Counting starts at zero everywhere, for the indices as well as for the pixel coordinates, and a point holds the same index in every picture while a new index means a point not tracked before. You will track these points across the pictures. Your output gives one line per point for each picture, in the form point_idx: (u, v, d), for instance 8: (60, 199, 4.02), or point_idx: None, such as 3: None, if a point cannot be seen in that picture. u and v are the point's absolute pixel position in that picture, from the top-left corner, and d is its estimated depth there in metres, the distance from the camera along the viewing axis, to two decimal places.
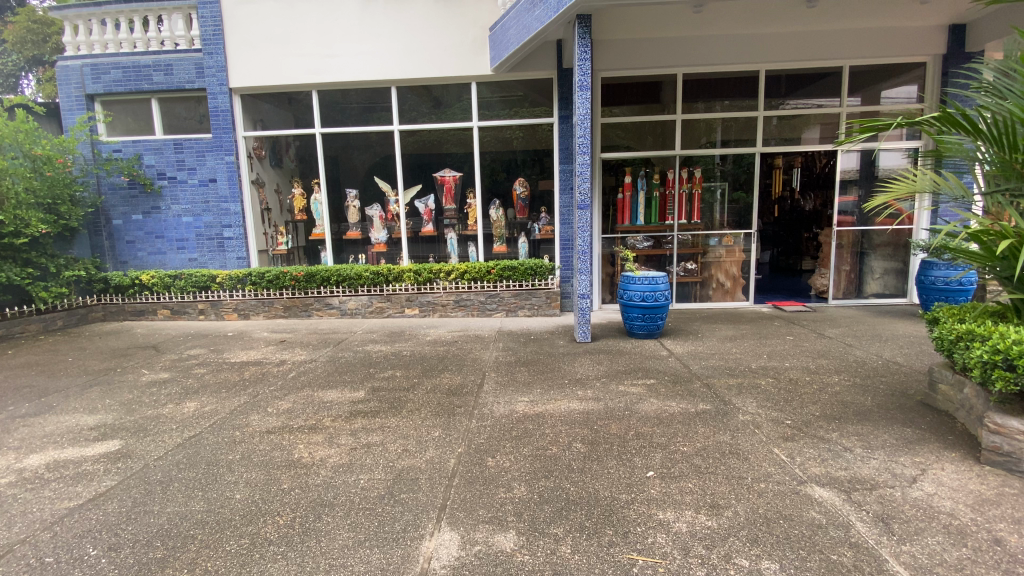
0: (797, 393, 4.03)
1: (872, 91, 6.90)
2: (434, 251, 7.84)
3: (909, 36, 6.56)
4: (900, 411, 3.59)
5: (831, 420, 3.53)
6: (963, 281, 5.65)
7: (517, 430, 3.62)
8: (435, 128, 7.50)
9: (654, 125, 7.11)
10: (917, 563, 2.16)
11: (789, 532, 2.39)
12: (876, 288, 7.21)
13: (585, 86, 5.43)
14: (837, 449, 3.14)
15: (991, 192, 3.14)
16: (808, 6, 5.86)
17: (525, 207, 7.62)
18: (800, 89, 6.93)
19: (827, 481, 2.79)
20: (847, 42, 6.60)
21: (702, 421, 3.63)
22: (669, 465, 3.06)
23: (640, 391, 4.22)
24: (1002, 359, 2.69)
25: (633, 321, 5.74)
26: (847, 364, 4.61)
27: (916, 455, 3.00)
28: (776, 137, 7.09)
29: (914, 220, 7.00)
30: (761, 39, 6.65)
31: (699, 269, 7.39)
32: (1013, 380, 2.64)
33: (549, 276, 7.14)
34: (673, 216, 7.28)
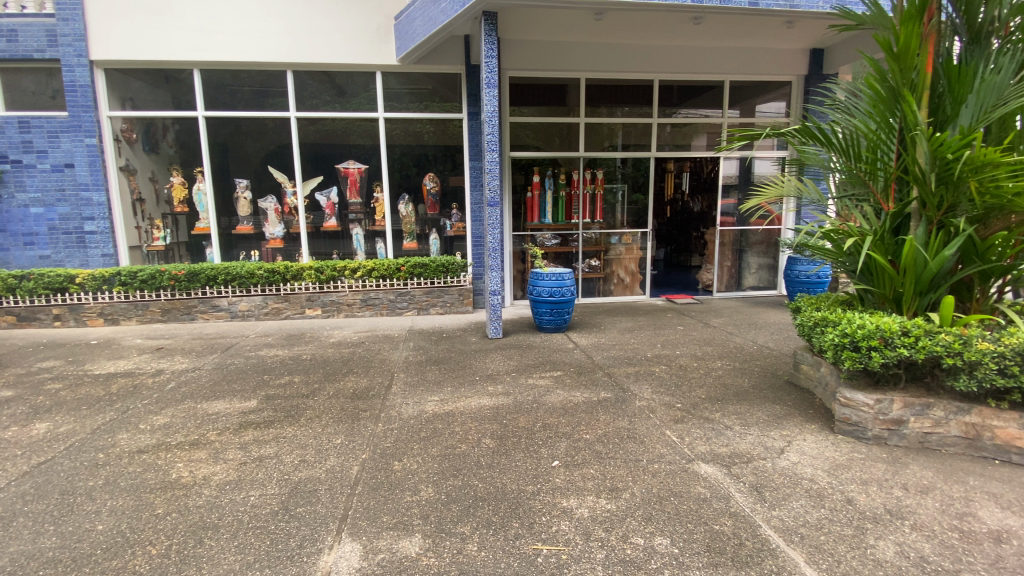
0: (686, 378, 4.36)
1: (749, 105, 7.69)
2: (338, 247, 7.43)
3: (776, 57, 7.39)
4: (771, 391, 4.03)
5: (714, 401, 3.87)
6: (820, 274, 6.48)
7: (425, 431, 3.53)
8: (338, 117, 7.09)
9: (561, 127, 7.33)
10: (784, 526, 2.42)
11: (678, 508, 2.57)
12: (752, 281, 8.05)
13: (492, 84, 5.43)
14: (719, 427, 3.44)
15: (840, 197, 3.62)
16: (695, 24, 6.37)
17: (435, 203, 7.46)
18: (689, 100, 7.56)
19: (711, 457, 3.05)
20: (728, 59, 7.29)
21: (604, 408, 3.80)
22: (573, 453, 3.16)
23: (548, 383, 4.33)
24: (849, 341, 3.08)
25: (541, 316, 5.88)
26: (729, 350, 5.08)
27: (783, 429, 3.37)
28: (670, 143, 7.64)
29: (782, 221, 7.91)
30: (656, 50, 7.10)
31: (601, 266, 7.75)
32: (858, 359, 3.03)
33: (461, 273, 7.07)
34: (579, 215, 7.55)
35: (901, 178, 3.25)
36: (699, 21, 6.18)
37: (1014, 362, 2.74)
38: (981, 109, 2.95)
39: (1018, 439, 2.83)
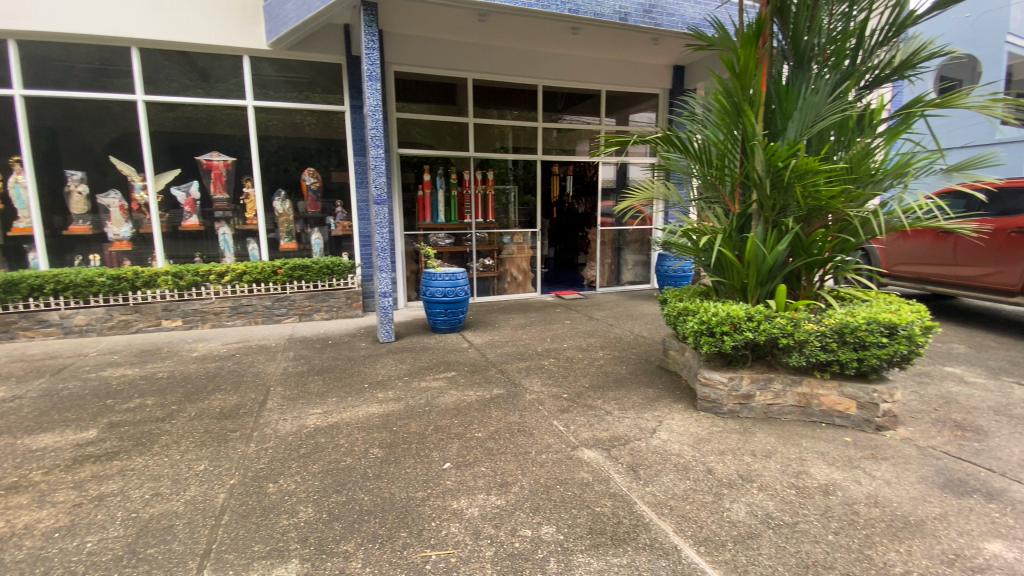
0: (572, 369, 4.58)
1: (624, 114, 8.30)
2: (201, 249, 6.64)
3: (645, 71, 8.06)
4: (646, 376, 4.38)
5: (597, 389, 4.11)
6: (685, 269, 7.20)
7: (305, 447, 3.28)
8: (200, 103, 6.34)
9: (452, 126, 7.28)
10: (656, 500, 2.64)
11: (564, 495, 2.67)
12: (630, 277, 8.71)
13: (374, 77, 5.21)
14: (600, 414, 3.65)
15: (697, 200, 4.07)
16: (574, 34, 6.70)
17: (316, 199, 6.94)
18: (572, 106, 7.97)
19: (594, 443, 3.22)
20: (604, 69, 7.81)
21: (496, 405, 3.84)
22: (464, 453, 3.14)
23: (440, 385, 4.26)
24: (706, 327, 3.46)
25: (435, 317, 5.79)
26: (610, 341, 5.43)
27: (656, 410, 3.68)
28: (557, 148, 8.01)
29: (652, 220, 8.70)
30: (540, 56, 7.37)
31: (495, 265, 7.84)
32: (713, 342, 3.43)
33: (347, 274, 6.69)
34: (471, 215, 7.56)
35: (744, 183, 3.69)
36: (578, 31, 6.52)
37: (832, 340, 3.23)
38: (804, 124, 3.45)
39: (838, 404, 3.33)
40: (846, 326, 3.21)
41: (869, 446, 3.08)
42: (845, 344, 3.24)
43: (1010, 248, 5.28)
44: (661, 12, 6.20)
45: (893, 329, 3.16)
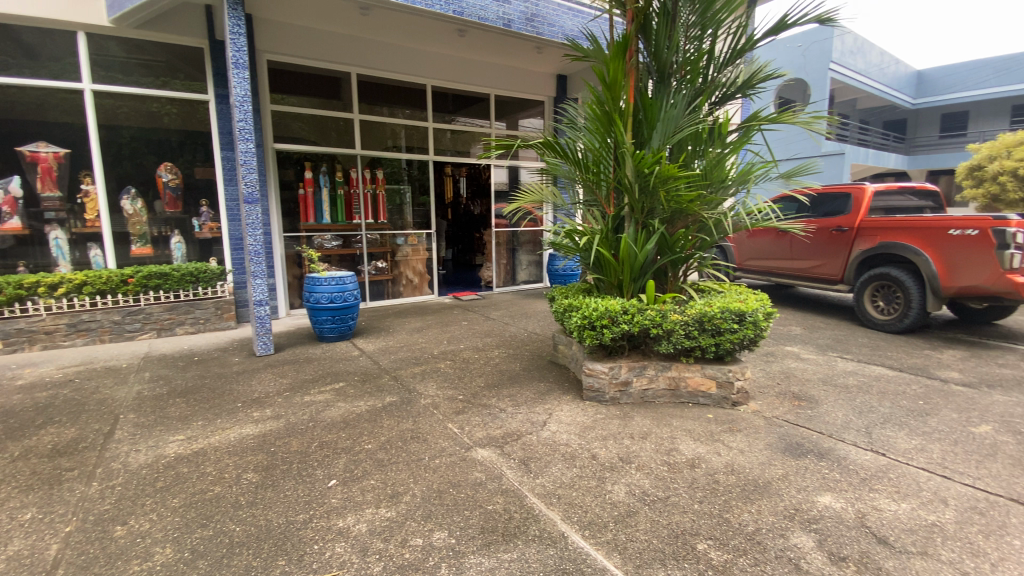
0: (467, 370, 4.59)
1: (514, 118, 8.53)
2: (27, 257, 5.60)
3: (531, 78, 8.34)
4: (538, 371, 4.53)
5: (491, 388, 4.16)
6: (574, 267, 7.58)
7: (164, 480, 2.90)
8: (21, 84, 5.33)
9: (336, 122, 6.91)
10: (545, 491, 2.73)
11: (457, 499, 2.66)
12: (525, 276, 8.96)
13: (241, 65, 4.77)
14: (494, 412, 3.70)
15: (578, 203, 4.34)
16: (460, 37, 6.73)
17: (176, 199, 6.18)
18: (464, 108, 8.01)
19: (487, 442, 3.26)
20: (493, 74, 7.96)
21: (388, 413, 3.71)
22: (352, 467, 2.99)
23: (326, 397, 4.02)
24: (588, 322, 3.66)
25: (321, 324, 5.45)
26: (505, 339, 5.53)
27: (546, 404, 3.82)
28: (451, 149, 8.00)
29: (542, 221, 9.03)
30: (428, 56, 7.31)
31: (388, 267, 7.59)
32: (595, 335, 3.65)
33: (217, 282, 6.07)
34: (359, 215, 7.24)
35: (617, 187, 3.98)
36: (464, 34, 6.55)
37: (694, 328, 3.60)
38: (665, 135, 3.80)
39: (702, 385, 3.72)
40: (704, 315, 3.58)
41: (727, 420, 3.47)
42: (705, 331, 3.63)
43: (830, 244, 6.29)
44: (543, 22, 6.49)
45: (742, 315, 3.61)
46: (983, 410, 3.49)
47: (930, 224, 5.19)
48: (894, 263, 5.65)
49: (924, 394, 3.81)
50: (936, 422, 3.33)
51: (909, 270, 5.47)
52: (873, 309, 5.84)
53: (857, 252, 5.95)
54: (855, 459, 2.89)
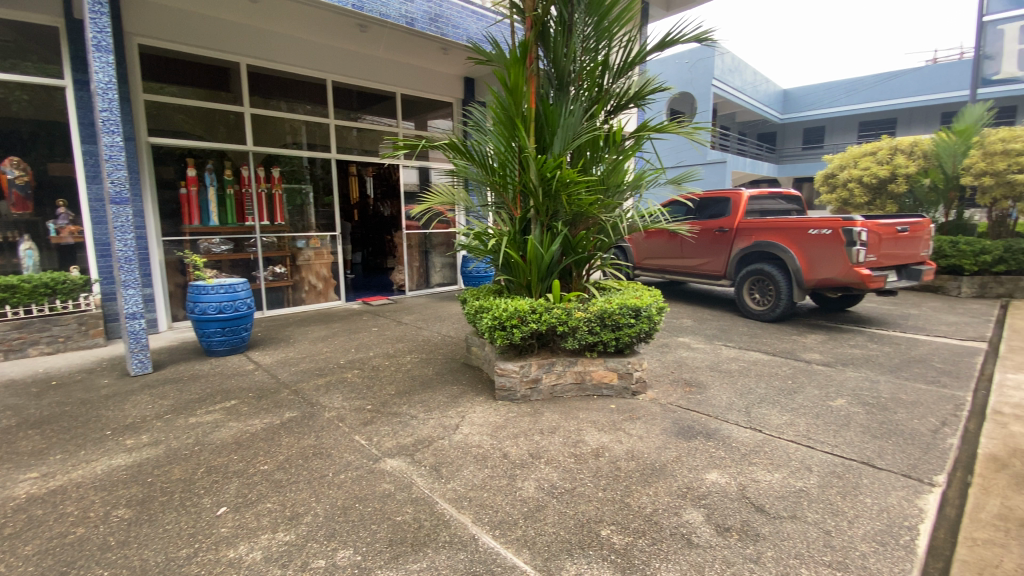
0: (376, 378, 4.43)
1: (423, 118, 8.41)
2: None
3: (437, 79, 8.28)
4: (450, 374, 4.50)
5: (402, 395, 4.06)
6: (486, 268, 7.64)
7: (10, 527, 2.48)
8: None
9: (226, 115, 6.37)
10: (456, 495, 2.71)
11: (362, 513, 2.56)
12: (439, 279, 8.86)
13: (104, 48, 4.21)
14: (404, 419, 3.62)
15: (485, 204, 4.39)
16: (361, 32, 6.49)
17: (24, 199, 5.33)
18: (370, 106, 7.75)
19: (397, 451, 3.17)
20: (399, 72, 7.79)
21: (287, 430, 3.48)
22: (245, 492, 2.76)
23: (216, 417, 3.68)
24: (498, 323, 3.69)
25: (210, 337, 4.98)
26: (417, 344, 5.43)
27: (458, 407, 3.81)
28: (358, 147, 7.72)
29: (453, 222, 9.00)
30: (329, 50, 7.00)
31: (288, 273, 7.12)
32: (505, 335, 3.69)
33: (80, 294, 5.31)
34: (253, 217, 6.72)
35: (522, 191, 4.07)
36: (365, 29, 6.33)
37: (596, 324, 3.78)
38: (565, 140, 3.96)
39: (605, 377, 3.91)
40: (605, 311, 3.77)
41: (628, 409, 3.69)
42: (606, 327, 3.82)
43: (714, 243, 6.93)
44: (447, 23, 6.49)
45: (638, 310, 3.85)
46: (838, 385, 4.03)
47: (795, 225, 5.89)
48: (768, 261, 6.34)
49: (793, 374, 4.32)
50: (801, 398, 3.78)
51: (779, 265, 6.18)
52: (750, 300, 6.54)
53: (737, 250, 6.60)
54: (737, 437, 3.20)
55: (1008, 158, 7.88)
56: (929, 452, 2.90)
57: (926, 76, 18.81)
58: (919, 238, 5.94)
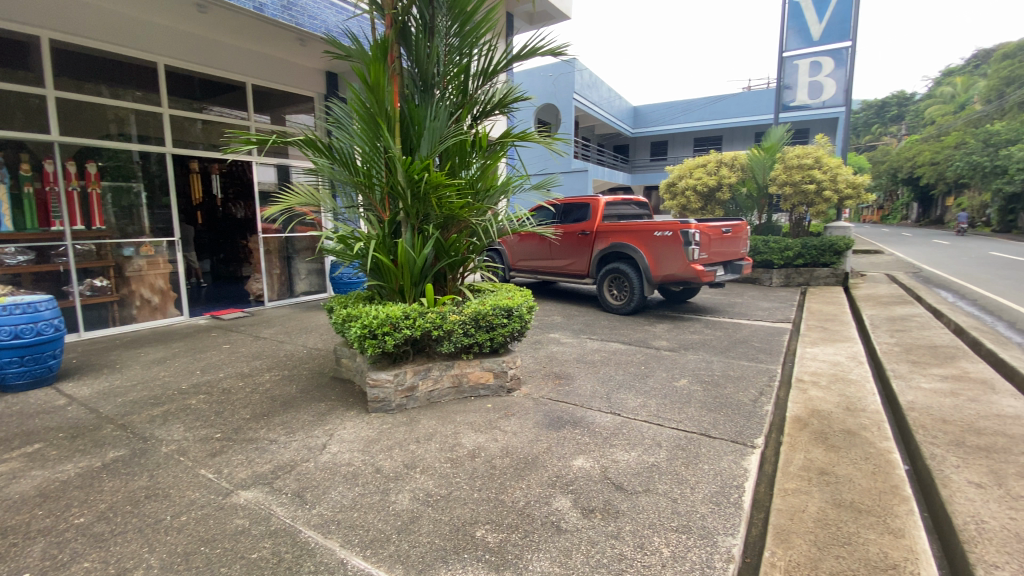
0: (228, 402, 3.95)
1: (279, 113, 7.74)
2: None
3: (294, 72, 7.67)
4: (316, 391, 4.18)
5: (259, 419, 3.67)
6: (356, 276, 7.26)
7: None
8: None
9: (22, 98, 5.23)
10: (322, 520, 2.51)
11: (209, 557, 2.24)
12: (304, 287, 8.22)
13: None
14: (262, 445, 3.27)
15: (350, 205, 4.18)
16: (201, 13, 5.76)
17: None
18: (216, 96, 6.93)
19: (254, 481, 2.85)
20: (248, 60, 7.07)
21: (112, 473, 2.93)
22: (52, 554, 2.26)
23: (8, 469, 2.96)
24: (368, 331, 3.50)
25: (1, 369, 4.01)
26: (278, 360, 4.96)
27: (325, 424, 3.55)
28: (204, 142, 6.88)
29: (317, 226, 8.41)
30: (161, 30, 6.10)
31: (113, 286, 6.03)
32: (376, 344, 3.52)
33: None
34: (63, 221, 5.59)
35: (391, 193, 3.92)
36: (206, 11, 5.64)
37: (470, 325, 3.79)
38: (432, 143, 3.91)
39: (481, 378, 3.96)
40: (479, 313, 3.80)
41: (503, 407, 3.76)
42: (480, 328, 3.86)
43: (578, 245, 7.43)
44: (302, 12, 6.06)
45: (511, 310, 3.94)
46: (682, 368, 4.57)
47: (643, 227, 6.57)
48: (624, 260, 6.95)
49: (645, 361, 4.80)
50: (653, 382, 4.22)
51: (633, 264, 6.85)
52: (611, 297, 7.12)
53: (597, 251, 7.16)
54: (600, 423, 3.44)
55: (802, 170, 9.73)
56: (751, 419, 3.42)
57: (741, 102, 22.35)
58: (739, 238, 6.99)
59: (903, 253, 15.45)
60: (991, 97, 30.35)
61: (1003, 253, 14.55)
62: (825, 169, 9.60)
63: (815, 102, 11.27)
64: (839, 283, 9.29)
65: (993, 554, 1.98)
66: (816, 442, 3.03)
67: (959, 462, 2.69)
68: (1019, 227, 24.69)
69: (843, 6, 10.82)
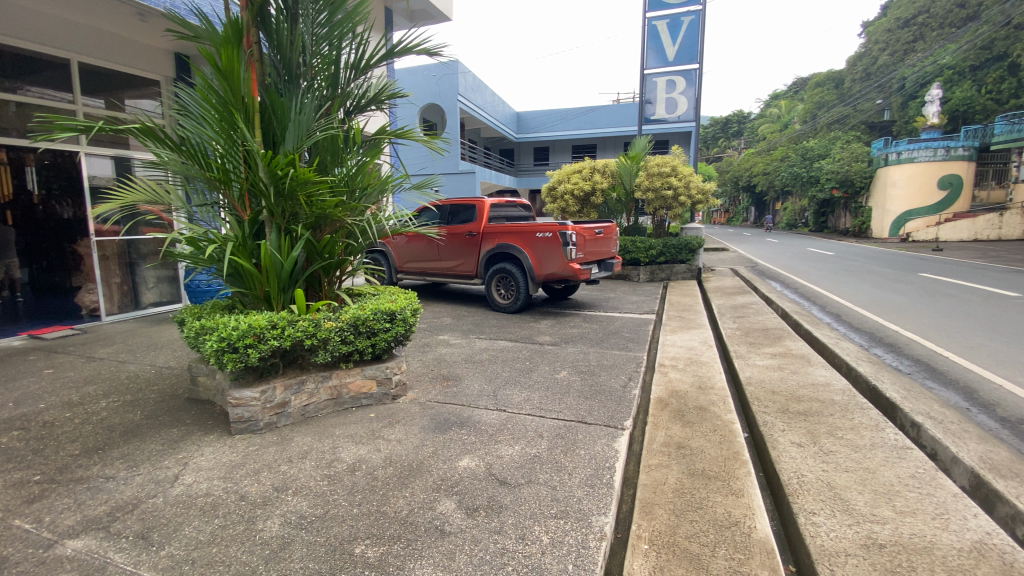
0: (49, 438, 3.30)
1: (116, 97, 6.67)
2: None
3: (132, 50, 6.65)
4: (168, 415, 3.67)
5: (92, 453, 3.11)
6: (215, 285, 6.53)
7: None
8: None
9: None
10: (174, 560, 2.20)
11: None
12: (152, 297, 7.22)
13: None
14: (96, 484, 2.78)
15: (203, 203, 3.73)
16: None
17: None
18: (34, 74, 5.76)
19: (84, 527, 2.41)
20: (73, 35, 6.00)
21: None
22: None
23: None
24: (227, 344, 3.15)
25: None
26: (118, 384, 4.26)
27: (179, 452, 3.14)
28: (19, 130, 5.70)
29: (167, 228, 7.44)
30: None
31: None
32: (238, 358, 3.18)
33: None
34: None
35: (251, 190, 3.56)
36: None
37: (348, 332, 3.58)
38: (298, 137, 3.63)
39: (362, 387, 3.77)
40: (358, 318, 3.60)
41: (387, 415, 3.63)
42: (360, 334, 3.66)
43: (465, 246, 7.46)
44: None
45: (393, 314, 3.79)
46: (563, 360, 4.81)
47: (526, 229, 6.79)
48: (510, 260, 7.13)
49: (529, 356, 4.96)
50: (536, 376, 4.38)
51: (517, 264, 7.05)
52: (498, 296, 7.26)
53: (484, 252, 7.25)
54: (485, 420, 3.47)
55: (662, 177, 10.87)
56: (622, 403, 3.71)
57: (613, 113, 24.22)
58: (610, 239, 7.54)
59: (744, 251, 17.93)
60: (806, 120, 36.45)
61: (816, 249, 17.57)
62: (680, 177, 10.90)
63: (672, 116, 12.58)
64: (695, 277, 10.50)
65: (811, 502, 2.35)
66: (676, 420, 3.37)
67: (784, 426, 3.18)
68: (828, 227, 30.08)
69: (692, 30, 12.11)
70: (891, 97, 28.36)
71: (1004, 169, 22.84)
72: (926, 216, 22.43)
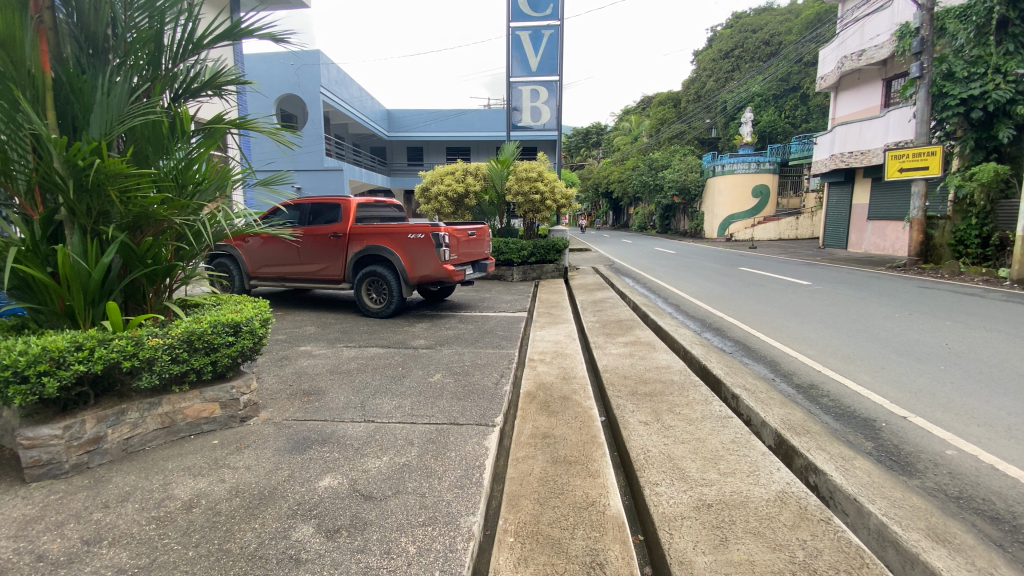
0: None
1: None
2: None
3: None
4: None
5: None
6: None
7: None
8: None
9: None
10: None
11: None
12: None
13: None
14: None
15: None
16: None
17: None
18: None
19: None
20: None
21: None
22: None
23: None
24: (12, 373, 2.55)
25: None
26: None
27: None
28: None
29: None
30: None
31: None
32: (28, 391, 2.59)
33: None
34: None
35: (44, 184, 2.92)
36: None
37: (180, 350, 3.11)
38: (106, 123, 3.08)
39: (202, 411, 3.32)
40: (192, 334, 3.15)
41: (234, 440, 3.24)
42: (196, 351, 3.20)
43: (330, 249, 7.00)
44: None
45: (237, 326, 3.38)
46: (436, 363, 4.76)
47: (396, 230, 6.59)
48: (380, 262, 6.88)
49: (400, 362, 4.82)
50: (408, 381, 4.27)
51: (388, 266, 6.82)
52: (368, 300, 6.95)
53: (352, 254, 6.88)
54: (351, 434, 3.29)
55: (530, 181, 11.37)
56: (494, 400, 3.78)
57: (484, 117, 24.71)
58: (483, 240, 7.64)
59: (605, 250, 19.46)
60: (652, 133, 40.94)
61: (662, 249, 19.58)
62: (546, 181, 11.50)
63: (537, 124, 13.15)
64: (562, 275, 11.14)
65: (655, 474, 2.63)
66: (542, 411, 3.53)
67: (633, 407, 3.51)
68: (673, 228, 34.07)
69: (552, 43, 12.83)
70: (718, 117, 33.16)
71: (798, 180, 28.04)
72: (745, 219, 26.61)
